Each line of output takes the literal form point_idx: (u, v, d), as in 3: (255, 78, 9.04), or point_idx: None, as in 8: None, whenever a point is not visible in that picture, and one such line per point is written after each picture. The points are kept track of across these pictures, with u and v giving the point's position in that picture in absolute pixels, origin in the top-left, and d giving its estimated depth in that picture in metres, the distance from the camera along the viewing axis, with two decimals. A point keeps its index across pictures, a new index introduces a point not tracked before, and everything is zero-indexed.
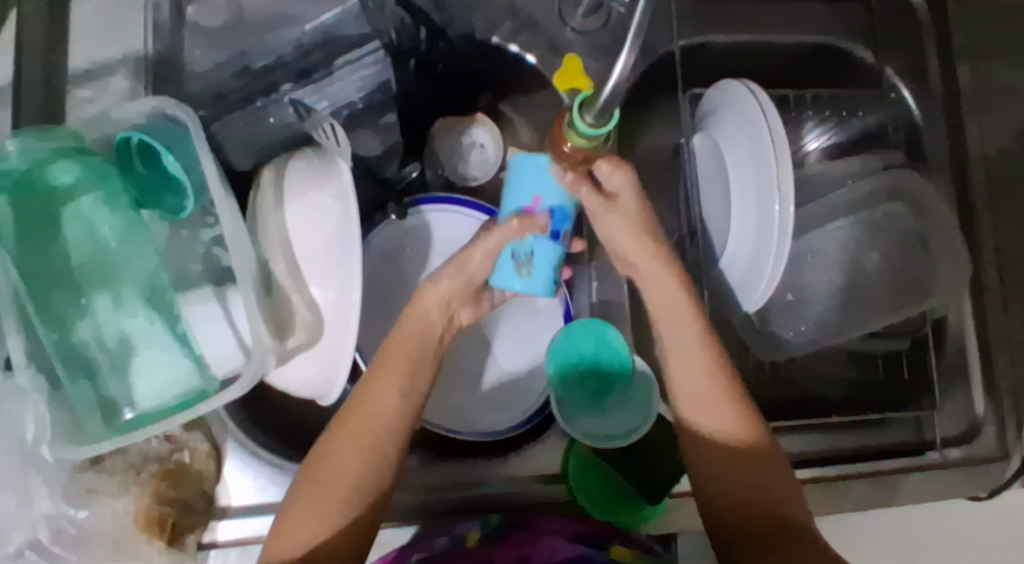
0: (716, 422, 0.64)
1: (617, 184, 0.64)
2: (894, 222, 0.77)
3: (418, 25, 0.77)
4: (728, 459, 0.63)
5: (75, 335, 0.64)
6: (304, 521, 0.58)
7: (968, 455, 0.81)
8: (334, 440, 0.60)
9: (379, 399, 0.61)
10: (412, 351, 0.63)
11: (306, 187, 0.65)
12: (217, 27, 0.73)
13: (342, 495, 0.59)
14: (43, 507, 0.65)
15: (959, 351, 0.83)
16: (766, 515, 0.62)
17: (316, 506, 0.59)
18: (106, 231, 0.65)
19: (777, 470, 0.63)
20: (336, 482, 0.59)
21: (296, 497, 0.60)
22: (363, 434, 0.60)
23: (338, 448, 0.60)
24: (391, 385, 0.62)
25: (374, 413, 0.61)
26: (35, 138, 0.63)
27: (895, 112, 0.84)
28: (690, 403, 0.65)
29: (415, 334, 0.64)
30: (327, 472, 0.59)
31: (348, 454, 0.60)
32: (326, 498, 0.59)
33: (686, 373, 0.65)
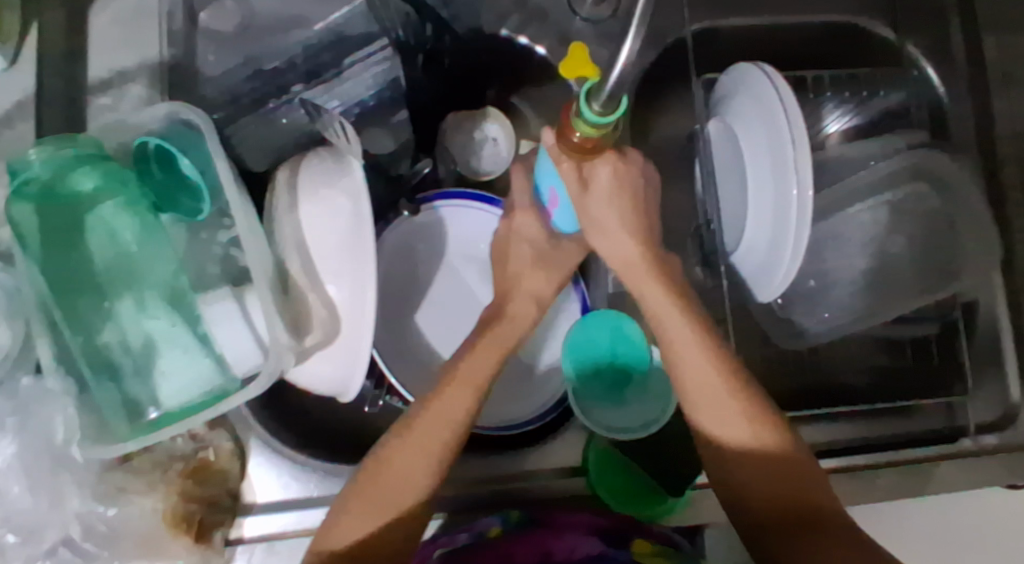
0: (734, 427, 0.62)
1: (603, 171, 0.63)
2: (919, 201, 0.75)
3: (425, 21, 0.77)
4: (751, 465, 0.62)
5: (100, 338, 0.65)
6: (373, 510, 0.59)
7: (1004, 442, 0.78)
8: (411, 434, 0.61)
9: (456, 404, 0.62)
10: (491, 361, 0.65)
11: (320, 186, 0.66)
12: (227, 31, 0.75)
13: (411, 488, 0.60)
14: (74, 505, 0.67)
15: (992, 335, 0.80)
16: (793, 514, 0.61)
17: (380, 498, 0.60)
18: (127, 237, 0.67)
19: (802, 469, 0.62)
20: (410, 476, 0.60)
21: (363, 488, 0.60)
22: (435, 436, 0.61)
23: (414, 444, 0.61)
24: (467, 390, 0.63)
25: (451, 417, 0.62)
26: (56, 146, 0.64)
27: (919, 89, 0.82)
28: (694, 384, 0.63)
29: (492, 348, 0.65)
30: (402, 469, 0.60)
31: (426, 453, 0.61)
32: (398, 491, 0.60)
33: (686, 353, 0.63)
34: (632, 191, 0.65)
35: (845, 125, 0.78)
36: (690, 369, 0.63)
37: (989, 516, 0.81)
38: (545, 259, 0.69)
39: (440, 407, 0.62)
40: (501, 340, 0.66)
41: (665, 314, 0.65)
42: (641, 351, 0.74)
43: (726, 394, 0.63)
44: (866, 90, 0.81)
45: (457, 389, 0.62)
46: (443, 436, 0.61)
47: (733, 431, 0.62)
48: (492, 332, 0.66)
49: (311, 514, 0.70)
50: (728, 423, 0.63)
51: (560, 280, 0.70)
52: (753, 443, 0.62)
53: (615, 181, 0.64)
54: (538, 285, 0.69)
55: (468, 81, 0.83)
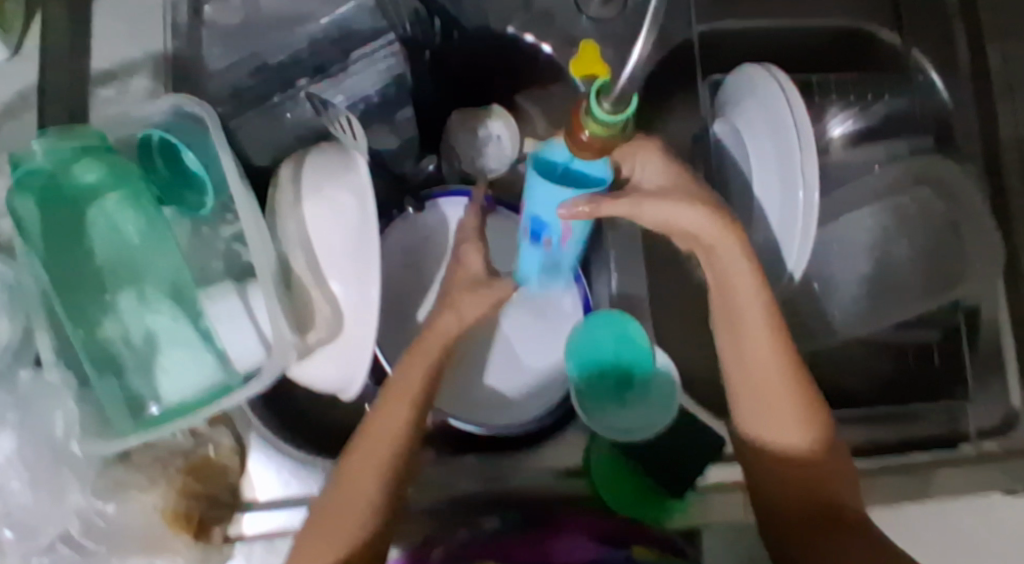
0: (785, 420, 0.62)
1: (647, 160, 0.64)
2: (922, 210, 0.75)
3: (432, 16, 0.78)
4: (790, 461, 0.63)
5: (102, 332, 0.64)
6: (328, 535, 0.58)
7: (1006, 448, 0.77)
8: (351, 459, 0.60)
9: (393, 416, 0.60)
10: (424, 369, 0.62)
11: (324, 181, 0.65)
12: (231, 25, 0.74)
13: (356, 513, 0.58)
14: (74, 500, 0.66)
15: (994, 339, 0.79)
16: (815, 515, 0.62)
17: (335, 524, 0.58)
18: (129, 229, 0.65)
19: (836, 473, 0.62)
20: (353, 501, 0.59)
21: (319, 516, 0.59)
22: (378, 452, 0.60)
23: (354, 469, 0.59)
24: (404, 399, 0.61)
25: (385, 434, 0.60)
26: (60, 138, 0.64)
27: (921, 95, 0.83)
28: (750, 376, 0.63)
29: (425, 356, 0.62)
30: (348, 493, 0.59)
31: (366, 473, 0.59)
32: (343, 519, 0.58)
33: (745, 349, 0.62)
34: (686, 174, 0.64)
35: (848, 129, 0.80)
36: (752, 357, 0.62)
37: (989, 520, 0.81)
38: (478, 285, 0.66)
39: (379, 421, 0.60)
40: (427, 348, 0.62)
41: (743, 297, 0.61)
42: (645, 353, 0.75)
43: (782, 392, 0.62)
44: (871, 93, 0.81)
45: (392, 403, 0.60)
46: (380, 457, 0.60)
47: (780, 426, 0.62)
48: (423, 341, 0.62)
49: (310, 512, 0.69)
50: (773, 416, 0.62)
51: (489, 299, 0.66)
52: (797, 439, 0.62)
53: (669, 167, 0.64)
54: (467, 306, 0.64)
55: (475, 79, 0.83)
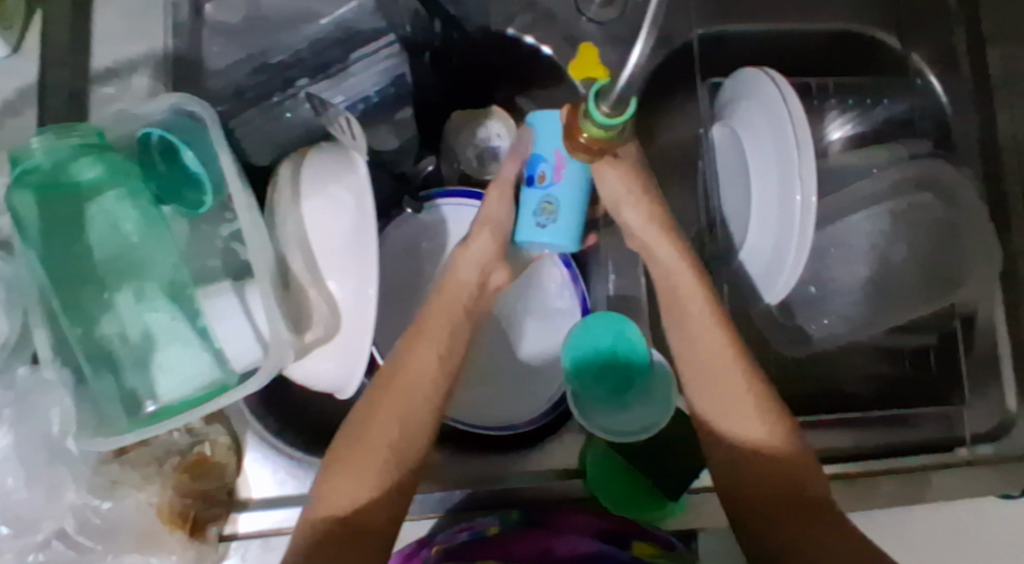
0: (743, 416, 0.63)
1: (607, 175, 0.67)
2: (922, 214, 0.75)
3: (433, 18, 0.77)
4: (757, 455, 0.63)
5: (99, 329, 0.64)
6: (352, 474, 0.59)
7: (999, 452, 0.77)
8: (380, 396, 0.62)
9: (423, 363, 0.63)
10: (447, 321, 0.65)
11: (324, 182, 0.65)
12: (235, 24, 0.75)
13: (386, 449, 0.60)
14: (69, 497, 0.66)
15: (992, 342, 0.79)
16: (786, 505, 0.62)
17: (360, 465, 0.60)
18: (127, 227, 0.66)
19: (805, 467, 0.63)
20: (383, 438, 0.60)
21: (340, 456, 0.61)
22: (405, 397, 0.62)
23: (385, 406, 0.61)
24: (430, 348, 0.63)
25: (416, 377, 0.62)
26: (58, 136, 0.64)
27: (922, 99, 0.83)
28: (701, 368, 0.65)
29: (448, 310, 0.65)
30: (371, 433, 0.61)
31: (390, 417, 0.61)
32: (374, 453, 0.60)
33: (695, 337, 0.66)
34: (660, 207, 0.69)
35: (848, 132, 0.79)
36: (701, 352, 0.65)
37: (988, 526, 0.80)
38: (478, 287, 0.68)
39: (409, 365, 0.63)
40: (452, 307, 0.66)
41: (687, 292, 0.66)
42: (643, 355, 0.74)
43: (736, 389, 0.64)
44: (870, 98, 0.81)
45: (422, 348, 0.63)
46: (411, 395, 0.62)
47: (744, 423, 0.63)
48: (444, 299, 0.66)
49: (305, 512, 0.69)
50: (727, 405, 0.64)
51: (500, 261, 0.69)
52: (756, 433, 0.63)
53: (631, 179, 0.68)
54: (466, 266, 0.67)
55: (477, 77, 0.82)
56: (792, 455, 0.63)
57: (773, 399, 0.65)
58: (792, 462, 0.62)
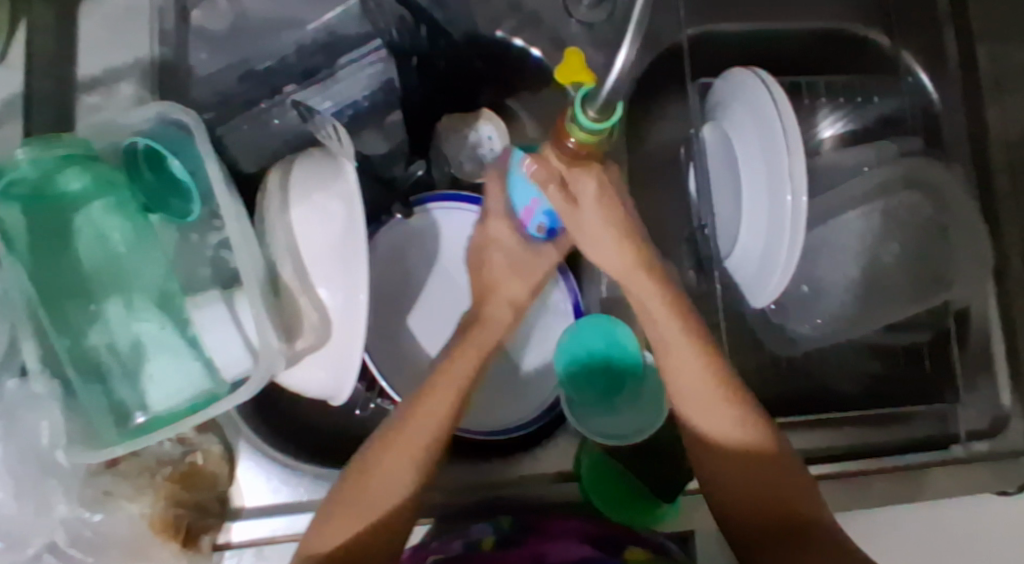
0: (728, 429, 0.62)
1: (585, 186, 0.59)
2: (912, 212, 0.74)
3: (419, 22, 0.77)
4: (745, 466, 0.62)
5: (87, 341, 0.64)
6: (349, 519, 0.58)
7: (995, 449, 0.78)
8: (384, 447, 0.60)
9: (432, 411, 0.61)
10: (473, 361, 0.63)
11: (312, 189, 0.65)
12: (219, 31, 0.74)
13: (383, 502, 0.59)
14: (60, 511, 0.66)
15: (983, 341, 0.80)
16: (774, 519, 0.62)
17: (359, 510, 0.59)
18: (115, 237, 0.66)
19: (794, 479, 0.62)
20: (381, 493, 0.59)
21: (341, 498, 0.59)
22: (412, 445, 0.60)
23: (386, 459, 0.60)
24: (443, 396, 0.61)
25: (422, 430, 0.60)
26: (43, 146, 0.62)
27: (913, 96, 0.82)
28: (687, 383, 0.62)
29: (473, 351, 0.63)
30: (374, 479, 0.59)
31: (395, 465, 0.59)
32: (370, 506, 0.59)
33: (674, 350, 0.62)
34: (620, 214, 0.61)
35: (840, 130, 0.79)
36: (685, 379, 0.62)
37: (983, 524, 0.80)
38: (519, 267, 0.67)
39: (419, 413, 0.61)
40: (480, 341, 0.64)
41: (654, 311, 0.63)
42: (636, 358, 0.74)
43: (718, 406, 0.62)
44: (860, 95, 0.81)
45: (430, 398, 0.61)
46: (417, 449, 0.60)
47: (731, 437, 0.62)
48: (474, 335, 0.64)
49: (299, 520, 0.69)
50: (716, 420, 0.62)
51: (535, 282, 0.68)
52: (742, 447, 0.62)
53: (605, 199, 0.60)
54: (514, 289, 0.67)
55: (463, 81, 0.82)
56: (783, 466, 0.62)
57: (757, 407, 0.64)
58: (783, 479, 0.62)
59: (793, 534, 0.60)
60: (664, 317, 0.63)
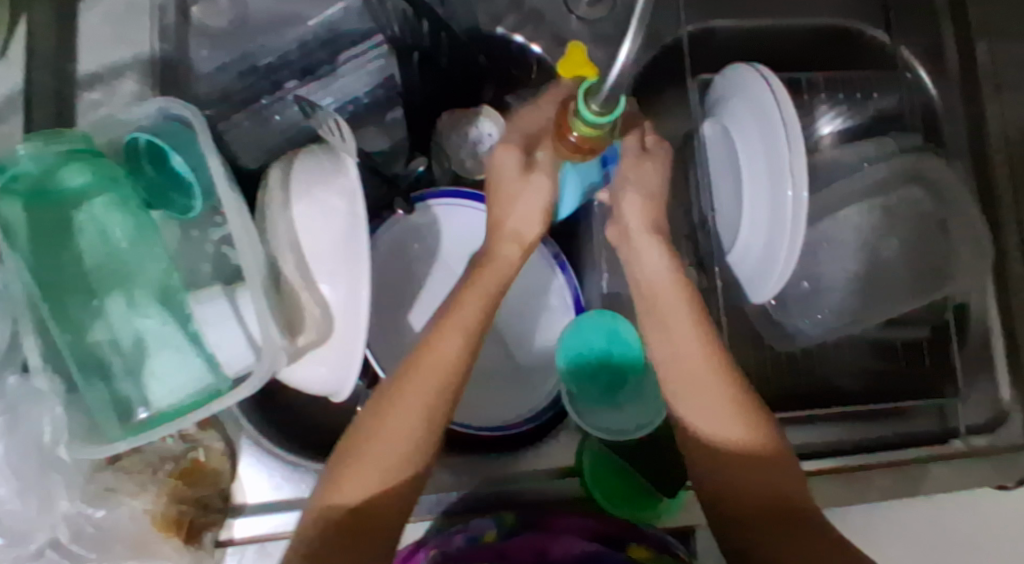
0: (722, 419, 0.62)
1: (648, 166, 0.67)
2: (911, 208, 0.75)
3: (421, 18, 0.76)
4: (737, 457, 0.61)
5: (89, 337, 0.64)
6: (365, 473, 0.57)
7: (994, 444, 0.78)
8: (402, 389, 0.58)
9: (445, 353, 0.59)
10: (479, 304, 0.61)
11: (313, 185, 0.65)
12: (222, 27, 0.75)
13: (405, 449, 0.57)
14: (63, 506, 0.66)
15: (983, 335, 0.80)
16: (761, 510, 0.61)
17: (372, 463, 0.57)
18: (117, 233, 0.65)
19: (785, 472, 0.61)
20: (400, 438, 0.57)
21: (349, 450, 0.58)
22: (427, 391, 0.58)
23: (404, 401, 0.58)
24: (454, 334, 0.59)
25: (441, 370, 0.58)
26: (45, 142, 0.64)
27: (911, 93, 0.83)
28: (680, 379, 0.63)
29: (483, 289, 0.61)
30: (384, 429, 0.57)
31: (407, 411, 0.58)
32: (389, 452, 0.57)
33: (675, 344, 0.64)
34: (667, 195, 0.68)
35: (838, 127, 0.79)
36: (681, 366, 0.63)
37: (982, 519, 0.81)
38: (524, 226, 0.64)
39: (430, 354, 0.59)
40: (496, 273, 0.62)
41: (663, 296, 0.65)
42: (637, 355, 0.74)
43: (718, 396, 0.62)
44: (860, 92, 0.81)
45: (446, 336, 0.59)
46: (435, 390, 0.58)
47: (725, 429, 0.61)
48: (484, 271, 0.62)
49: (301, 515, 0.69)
50: (711, 416, 0.62)
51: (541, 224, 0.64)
52: (737, 444, 0.61)
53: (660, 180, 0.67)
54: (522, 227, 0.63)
55: (465, 79, 0.81)
56: (777, 460, 0.61)
57: (760, 403, 0.63)
58: (779, 475, 0.61)
59: (784, 529, 0.60)
60: (666, 298, 0.65)
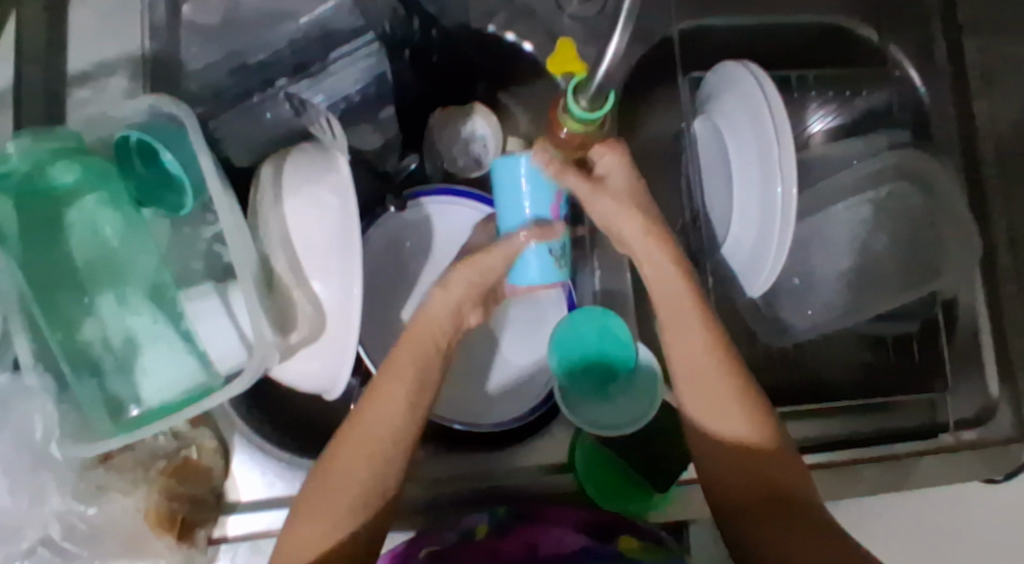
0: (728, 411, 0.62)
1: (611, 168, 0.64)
2: (899, 200, 0.75)
3: (411, 15, 0.78)
4: (745, 451, 0.61)
5: (80, 334, 0.64)
6: (315, 527, 0.57)
7: (983, 437, 0.79)
8: (343, 445, 0.59)
9: (386, 411, 0.60)
10: (417, 360, 0.62)
11: (304, 182, 0.65)
12: (213, 24, 0.74)
13: (352, 503, 0.58)
14: (54, 503, 0.66)
15: (970, 330, 0.81)
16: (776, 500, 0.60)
17: (321, 517, 0.57)
18: (107, 231, 0.65)
19: (789, 463, 0.61)
20: (347, 488, 0.58)
21: (300, 507, 0.58)
22: (369, 446, 0.59)
23: (347, 456, 0.58)
24: (397, 393, 0.60)
25: (383, 428, 0.59)
26: (36, 139, 0.64)
27: (901, 92, 0.83)
28: (684, 363, 0.63)
29: (412, 347, 0.62)
30: (333, 484, 0.58)
31: (353, 468, 0.58)
32: (336, 507, 0.57)
33: (677, 337, 0.63)
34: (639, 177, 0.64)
35: (829, 124, 0.80)
36: (694, 366, 0.62)
37: (969, 510, 0.81)
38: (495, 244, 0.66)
39: (371, 411, 0.60)
40: (420, 336, 0.63)
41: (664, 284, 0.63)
42: (628, 350, 0.74)
43: (728, 388, 0.62)
44: (850, 89, 0.82)
45: (385, 394, 0.60)
46: (376, 444, 0.59)
47: (733, 422, 0.61)
48: (412, 331, 0.63)
49: None
50: (720, 411, 0.62)
51: (509, 253, 0.65)
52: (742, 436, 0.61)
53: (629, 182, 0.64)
54: (492, 261, 0.65)
55: (459, 74, 0.83)
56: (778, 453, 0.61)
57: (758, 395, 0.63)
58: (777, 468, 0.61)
59: (783, 523, 0.59)
60: (674, 304, 0.63)
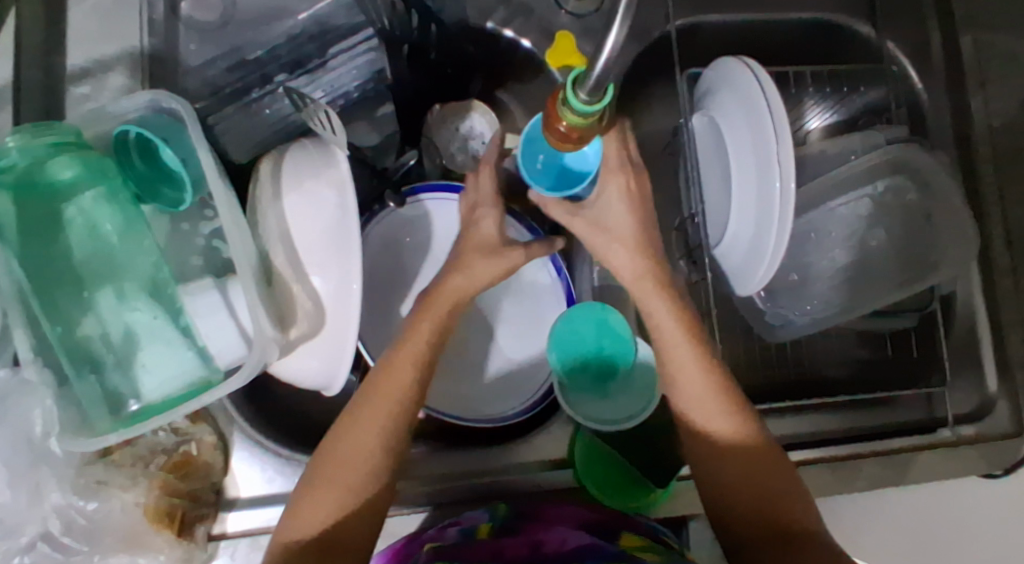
0: (719, 429, 0.63)
1: (617, 196, 0.67)
2: (897, 197, 0.75)
3: (411, 9, 0.75)
4: (740, 471, 0.63)
5: (79, 330, 0.64)
6: (329, 488, 0.60)
7: (981, 433, 0.79)
8: (356, 412, 0.61)
9: (397, 381, 0.62)
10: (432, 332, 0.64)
11: (303, 178, 0.65)
12: (211, 22, 0.74)
13: (363, 468, 0.60)
14: (53, 499, 0.66)
15: (968, 325, 0.81)
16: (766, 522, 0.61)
17: (333, 478, 0.60)
18: (106, 227, 0.65)
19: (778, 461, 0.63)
20: (358, 452, 0.60)
21: (316, 470, 0.61)
22: (381, 412, 0.61)
23: (360, 422, 0.61)
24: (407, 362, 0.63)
25: (393, 398, 0.61)
26: (33, 134, 0.62)
27: (897, 86, 0.83)
28: (679, 381, 0.64)
29: (431, 317, 0.64)
30: (347, 448, 0.60)
31: (364, 433, 0.61)
32: (348, 469, 0.60)
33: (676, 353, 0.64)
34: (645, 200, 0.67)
35: (825, 121, 0.81)
36: (688, 381, 0.64)
37: (968, 507, 0.82)
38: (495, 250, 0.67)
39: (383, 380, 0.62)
40: (437, 311, 0.65)
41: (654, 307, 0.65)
42: (626, 346, 0.75)
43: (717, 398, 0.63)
44: (847, 85, 0.82)
45: (396, 364, 0.62)
46: (388, 413, 0.61)
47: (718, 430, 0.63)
48: (434, 301, 0.65)
49: None
50: (710, 421, 0.63)
51: (503, 268, 0.67)
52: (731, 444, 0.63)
53: (633, 206, 0.67)
54: (482, 268, 0.66)
55: (456, 71, 0.84)
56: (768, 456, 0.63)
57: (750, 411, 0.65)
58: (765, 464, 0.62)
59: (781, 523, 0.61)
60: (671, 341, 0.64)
